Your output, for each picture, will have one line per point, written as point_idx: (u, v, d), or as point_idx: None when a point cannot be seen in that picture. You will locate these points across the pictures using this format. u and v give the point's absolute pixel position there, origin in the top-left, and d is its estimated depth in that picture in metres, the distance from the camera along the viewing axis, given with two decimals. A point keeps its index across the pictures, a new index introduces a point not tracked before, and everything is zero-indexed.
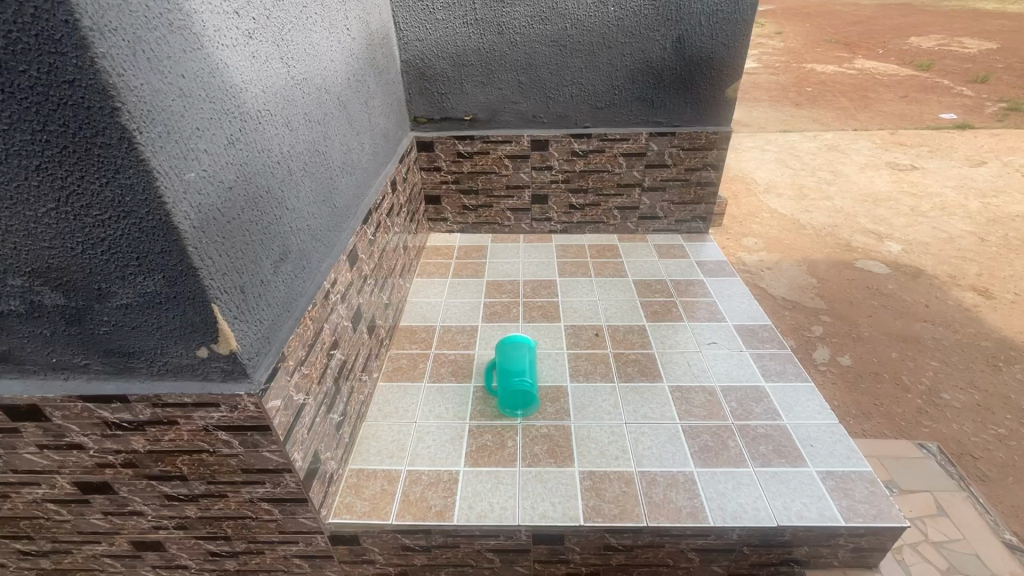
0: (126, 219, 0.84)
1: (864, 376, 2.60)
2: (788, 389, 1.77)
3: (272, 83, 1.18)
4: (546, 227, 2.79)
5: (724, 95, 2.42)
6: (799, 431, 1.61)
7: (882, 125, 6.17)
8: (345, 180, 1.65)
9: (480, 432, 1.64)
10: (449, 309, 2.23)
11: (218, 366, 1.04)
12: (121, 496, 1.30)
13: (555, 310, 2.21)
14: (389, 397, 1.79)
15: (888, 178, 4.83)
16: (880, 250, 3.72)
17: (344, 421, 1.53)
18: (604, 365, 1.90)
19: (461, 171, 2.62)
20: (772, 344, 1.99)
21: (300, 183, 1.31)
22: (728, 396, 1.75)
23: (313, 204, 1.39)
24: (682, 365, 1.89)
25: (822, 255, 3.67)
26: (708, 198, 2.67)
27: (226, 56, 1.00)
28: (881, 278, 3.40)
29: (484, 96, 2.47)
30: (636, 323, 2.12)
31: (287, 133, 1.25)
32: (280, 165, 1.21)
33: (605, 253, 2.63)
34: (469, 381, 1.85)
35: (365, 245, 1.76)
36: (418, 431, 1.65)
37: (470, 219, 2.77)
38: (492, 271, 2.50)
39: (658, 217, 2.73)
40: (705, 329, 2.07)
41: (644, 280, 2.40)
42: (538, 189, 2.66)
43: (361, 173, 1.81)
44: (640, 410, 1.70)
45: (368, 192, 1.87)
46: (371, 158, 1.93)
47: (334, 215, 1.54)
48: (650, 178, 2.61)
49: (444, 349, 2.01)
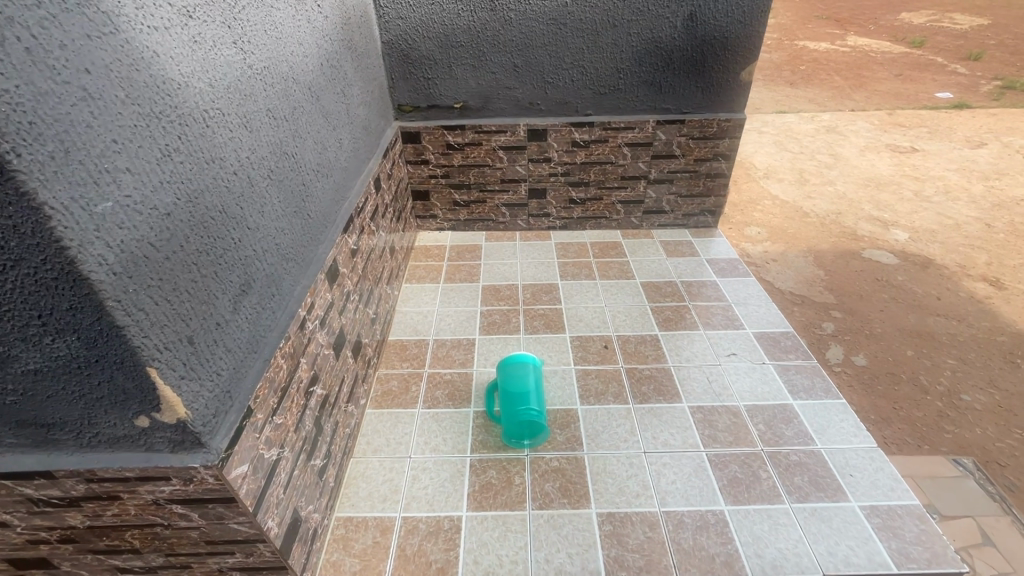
0: (14, 269, 0.62)
1: (881, 377, 2.47)
2: (819, 407, 1.62)
3: (223, 74, 0.96)
4: (545, 224, 2.59)
5: (738, 78, 2.22)
6: (836, 458, 1.46)
7: (879, 105, 6.02)
8: (321, 186, 1.42)
9: (483, 468, 1.46)
10: (442, 320, 2.03)
11: (165, 435, 0.83)
12: (64, 571, 1.09)
13: (558, 319, 2.02)
14: (379, 427, 1.59)
15: (890, 161, 4.69)
16: (887, 238, 3.59)
17: (329, 463, 1.34)
18: (616, 383, 1.72)
19: (451, 164, 2.40)
20: (797, 355, 1.83)
21: (265, 196, 1.09)
22: (755, 417, 1.59)
23: (282, 219, 1.17)
24: (702, 382, 1.72)
25: (828, 244, 3.52)
26: (718, 190, 2.48)
27: (156, 41, 0.78)
28: (890, 269, 3.27)
29: (475, 81, 2.23)
30: (647, 333, 1.94)
31: (245, 134, 1.03)
32: (238, 175, 0.99)
33: (608, 252, 2.44)
34: (468, 406, 1.66)
35: (346, 257, 1.55)
36: (414, 467, 1.47)
37: (462, 215, 2.56)
38: (487, 275, 2.30)
39: (664, 211, 2.54)
40: (723, 338, 1.90)
41: (653, 282, 2.22)
42: (535, 182, 2.45)
43: (340, 174, 1.58)
44: (659, 436, 1.54)
45: (348, 195, 1.65)
46: (350, 156, 1.70)
47: (309, 227, 1.33)
48: (656, 169, 2.41)
49: (438, 367, 1.81)
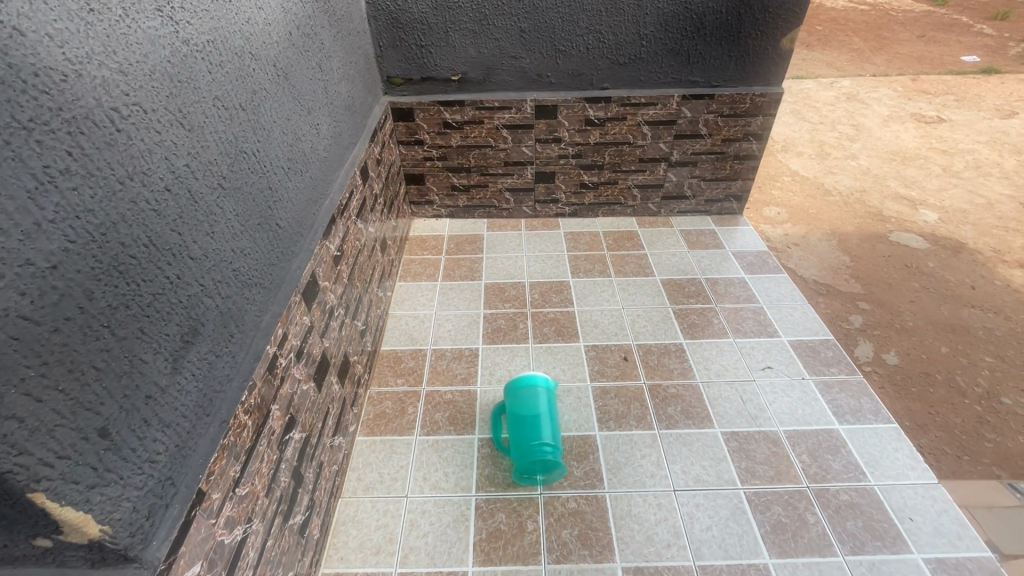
0: None
1: (915, 378, 2.29)
2: (869, 434, 1.44)
3: (143, 54, 0.71)
4: (553, 210, 2.34)
5: (777, 46, 1.94)
6: (892, 497, 1.29)
7: (903, 68, 5.63)
8: (295, 185, 1.18)
9: (490, 511, 1.28)
10: (441, 326, 1.82)
11: (78, 553, 0.62)
12: None
13: (570, 325, 1.81)
14: (370, 459, 1.40)
15: (916, 132, 4.38)
16: (916, 219, 3.34)
17: (311, 515, 1.15)
18: (639, 404, 1.53)
19: (448, 145, 2.14)
20: (839, 368, 1.63)
21: (216, 212, 0.86)
22: (797, 446, 1.41)
23: (241, 237, 0.94)
24: (735, 403, 1.53)
25: (853, 225, 3.28)
26: (746, 173, 2.23)
27: (20, 12, 0.53)
28: (920, 254, 3.04)
29: (476, 50, 1.94)
30: (671, 341, 1.73)
31: (183, 133, 0.79)
32: (174, 192, 0.76)
33: (624, 243, 2.20)
34: (472, 432, 1.47)
35: (328, 268, 1.32)
36: (411, 510, 1.29)
37: (461, 201, 2.31)
38: (490, 271, 2.07)
39: (685, 197, 2.30)
40: (756, 348, 1.70)
41: (674, 280, 2.00)
42: (543, 165, 2.20)
43: (318, 166, 1.33)
44: (691, 471, 1.36)
45: (330, 190, 1.40)
46: (331, 143, 1.44)
47: (280, 238, 1.09)
48: (678, 151, 2.16)
49: (438, 384, 1.61)
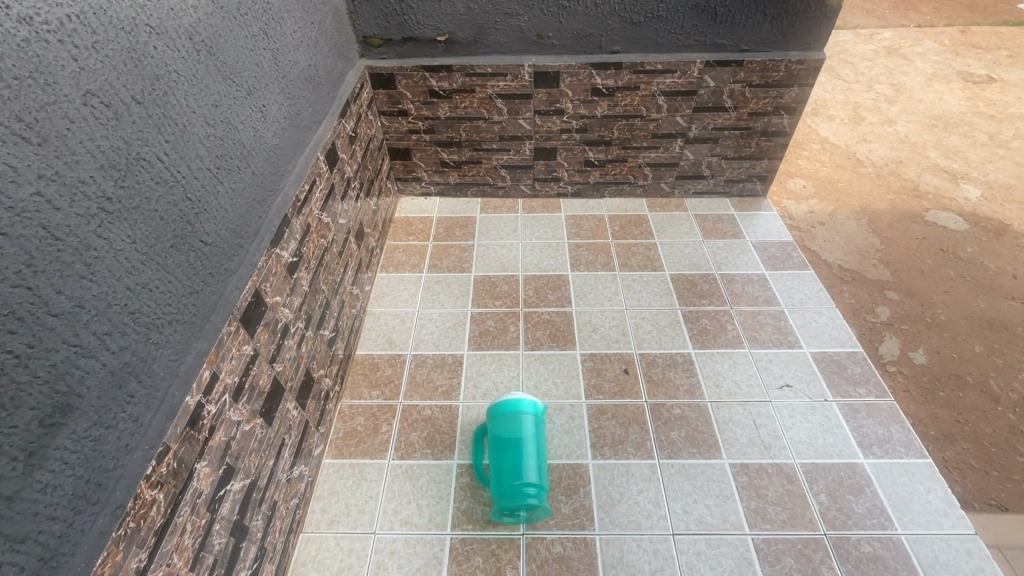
0: None
1: (943, 382, 1.96)
2: (898, 471, 1.27)
3: None
4: (554, 189, 2.11)
5: (822, 3, 1.63)
6: (921, 551, 1.13)
7: (953, 15, 5.02)
8: (231, 187, 0.98)
9: (466, 553, 1.15)
10: (423, 328, 1.64)
11: None
12: None
13: (566, 330, 1.62)
14: (337, 487, 1.27)
15: (961, 94, 3.77)
16: (955, 195, 2.88)
17: (261, 565, 1.03)
18: (639, 427, 1.36)
19: (435, 117, 1.89)
20: (868, 389, 1.44)
21: (97, 246, 0.68)
22: (816, 484, 1.25)
23: (143, 269, 0.75)
24: (747, 429, 1.36)
25: (884, 202, 2.81)
26: (774, 152, 1.97)
27: None
28: (957, 236, 2.62)
29: (464, 4, 1.66)
30: (678, 352, 1.55)
31: (29, 150, 0.59)
32: (18, 233, 0.57)
33: (630, 230, 1.97)
34: (451, 457, 1.32)
35: (282, 278, 1.13)
36: (378, 549, 1.16)
37: (452, 178, 2.08)
38: (480, 262, 1.86)
39: (702, 177, 2.05)
40: (773, 361, 1.51)
41: (685, 276, 1.79)
42: (543, 140, 1.95)
43: (267, 157, 1.12)
44: (693, 510, 1.21)
45: (285, 184, 1.19)
46: (285, 125, 1.22)
47: (209, 257, 0.91)
48: (697, 125, 1.90)
49: (415, 398, 1.45)
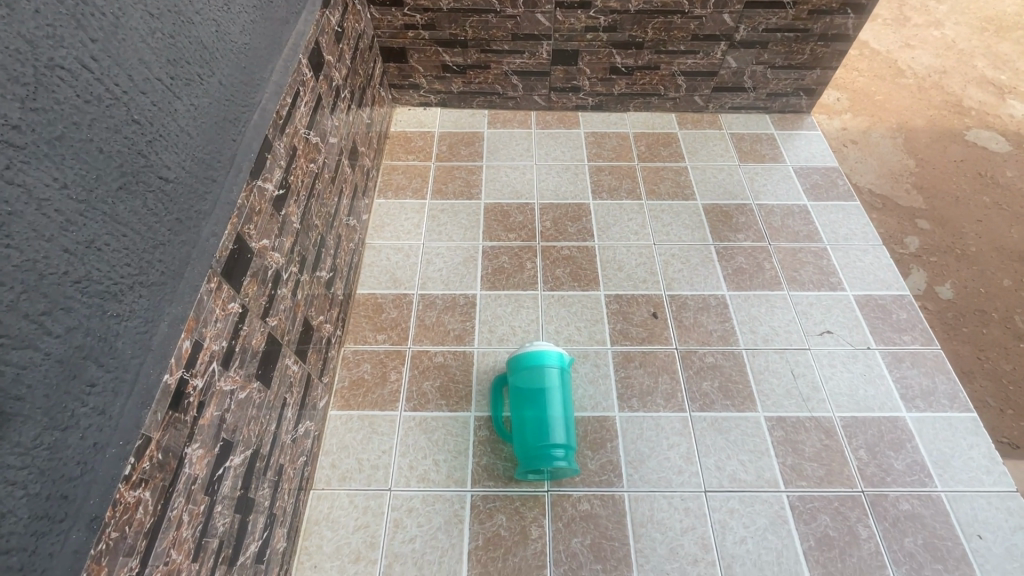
0: None
1: (968, 317, 1.87)
2: (941, 426, 1.20)
3: None
4: (572, 100, 1.84)
5: None
6: (959, 508, 1.10)
7: None
8: (194, 103, 0.75)
9: (488, 512, 1.09)
10: (429, 263, 1.47)
11: None
12: None
13: (587, 268, 1.46)
14: (347, 441, 1.18)
15: None
16: (1002, 111, 2.61)
17: (272, 532, 0.96)
18: (668, 378, 1.27)
19: (437, 8, 1.57)
20: (913, 337, 1.34)
21: (7, 196, 0.49)
22: (855, 439, 1.18)
23: (83, 222, 0.57)
24: (784, 379, 1.27)
25: (926, 118, 2.55)
26: (829, 60, 1.71)
27: None
28: (999, 158, 2.41)
29: None
30: (711, 294, 1.41)
31: None
32: None
33: (658, 150, 1.75)
34: (468, 410, 1.22)
35: (267, 216, 0.94)
36: (395, 507, 1.10)
37: (455, 85, 1.79)
38: (489, 186, 1.66)
39: (743, 89, 1.79)
40: (814, 305, 1.39)
41: (719, 206, 1.61)
42: (563, 41, 1.66)
43: (237, 60, 0.87)
44: (725, 466, 1.15)
45: (264, 96, 0.93)
46: (257, 17, 0.94)
47: (175, 196, 0.70)
48: (746, 25, 1.61)
49: (425, 342, 1.33)
